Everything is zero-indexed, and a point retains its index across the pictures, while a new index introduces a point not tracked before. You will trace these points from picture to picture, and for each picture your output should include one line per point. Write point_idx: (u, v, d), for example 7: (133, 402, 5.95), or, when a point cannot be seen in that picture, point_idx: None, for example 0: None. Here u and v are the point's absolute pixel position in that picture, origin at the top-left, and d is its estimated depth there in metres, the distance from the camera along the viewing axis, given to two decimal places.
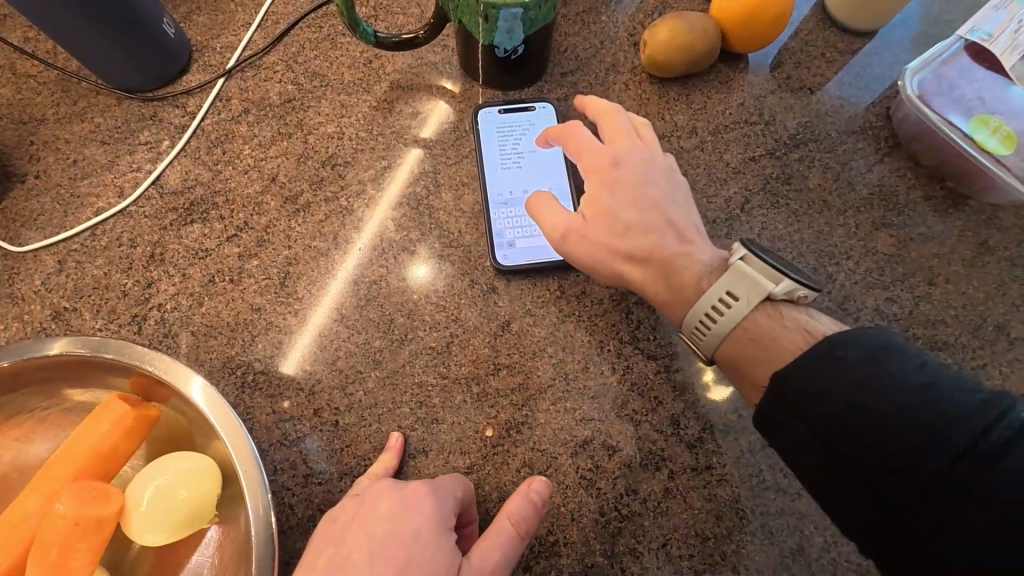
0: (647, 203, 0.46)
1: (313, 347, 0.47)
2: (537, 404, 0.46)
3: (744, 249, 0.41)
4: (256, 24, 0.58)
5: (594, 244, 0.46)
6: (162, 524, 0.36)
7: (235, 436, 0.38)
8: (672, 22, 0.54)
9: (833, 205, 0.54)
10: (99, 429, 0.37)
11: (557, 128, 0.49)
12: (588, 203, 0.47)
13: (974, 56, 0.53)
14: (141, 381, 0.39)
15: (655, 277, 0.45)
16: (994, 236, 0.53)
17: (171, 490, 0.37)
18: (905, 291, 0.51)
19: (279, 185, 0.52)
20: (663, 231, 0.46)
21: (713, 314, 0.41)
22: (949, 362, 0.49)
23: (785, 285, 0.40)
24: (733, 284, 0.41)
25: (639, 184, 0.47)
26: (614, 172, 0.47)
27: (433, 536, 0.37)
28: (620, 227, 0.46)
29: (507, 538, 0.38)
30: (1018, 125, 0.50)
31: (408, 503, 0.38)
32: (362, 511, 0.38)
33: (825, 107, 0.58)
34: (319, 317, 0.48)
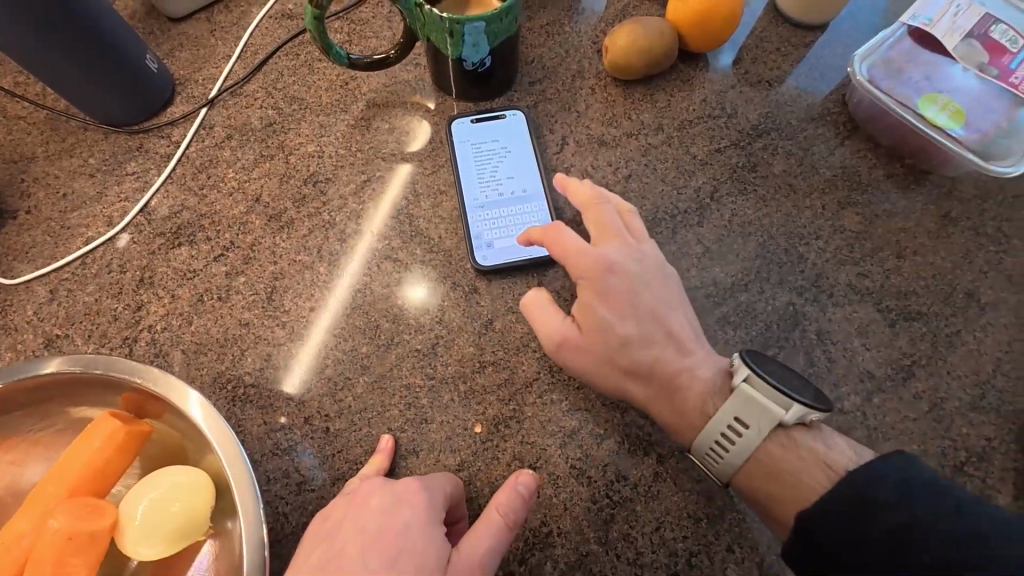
0: (644, 312, 0.45)
1: (312, 367, 0.47)
2: (524, 398, 0.46)
3: (747, 368, 0.41)
4: (236, 56, 0.61)
5: (590, 364, 0.45)
6: (156, 538, 0.37)
7: (228, 446, 0.38)
8: (630, 27, 0.57)
9: (799, 188, 0.56)
10: (93, 445, 0.37)
11: (541, 229, 0.47)
12: (581, 313, 0.45)
13: (916, 40, 0.56)
14: (135, 396, 0.40)
15: (656, 395, 0.44)
16: (956, 208, 0.55)
17: (166, 502, 0.37)
18: (875, 266, 0.53)
19: (264, 205, 0.54)
20: (663, 344, 0.44)
21: (725, 440, 0.41)
22: (923, 331, 0.50)
23: (795, 412, 0.39)
24: (742, 411, 0.40)
25: (634, 292, 0.45)
26: (607, 279, 0.45)
27: (425, 526, 0.37)
28: (618, 342, 0.44)
29: (500, 532, 0.38)
30: (964, 101, 0.53)
31: (399, 496, 0.39)
32: (353, 508, 0.39)
33: (783, 98, 0.61)
34: (319, 339, 0.48)
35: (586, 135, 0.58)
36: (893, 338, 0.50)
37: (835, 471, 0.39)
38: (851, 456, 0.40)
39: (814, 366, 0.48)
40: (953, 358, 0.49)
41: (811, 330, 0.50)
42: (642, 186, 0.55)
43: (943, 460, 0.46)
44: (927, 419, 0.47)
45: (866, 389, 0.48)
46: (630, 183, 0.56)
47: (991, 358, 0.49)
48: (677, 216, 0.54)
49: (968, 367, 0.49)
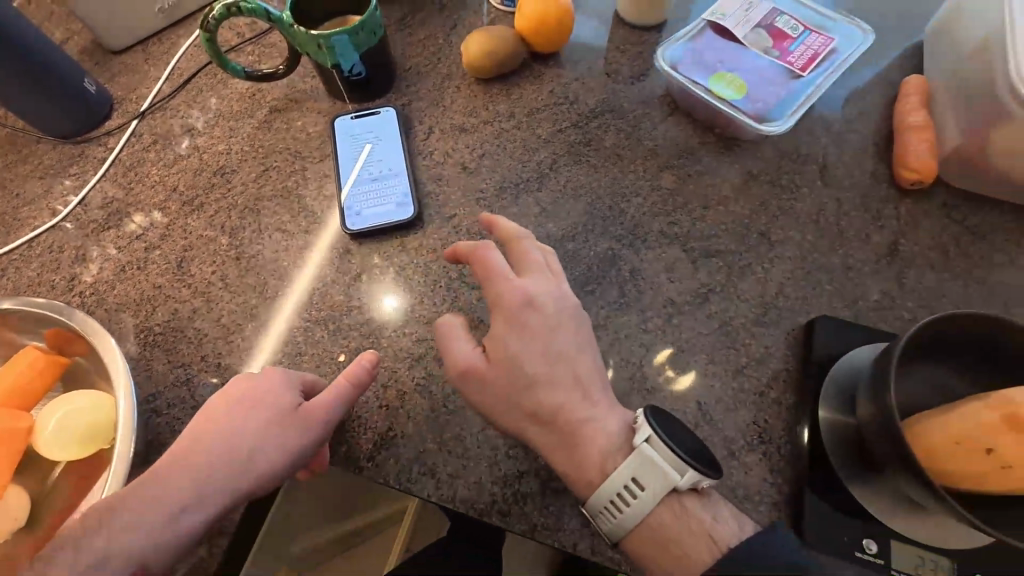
0: (555, 355, 0.50)
1: (270, 364, 0.55)
2: (382, 332, 0.57)
3: (649, 430, 0.45)
4: (164, 77, 0.73)
5: (498, 401, 0.49)
6: (62, 441, 0.47)
7: (124, 370, 0.49)
8: (481, 35, 0.69)
9: (626, 157, 0.67)
10: (17, 367, 0.48)
11: (471, 247, 0.54)
12: (494, 346, 0.50)
13: (714, 32, 0.68)
14: (57, 334, 0.51)
15: (556, 442, 0.48)
16: (756, 166, 0.66)
17: (73, 411, 0.48)
18: (684, 216, 0.63)
19: (179, 194, 0.65)
20: (570, 390, 0.49)
21: (619, 501, 0.45)
22: (720, 265, 0.60)
23: (688, 478, 0.44)
24: (640, 470, 0.45)
25: (547, 335, 0.50)
26: (524, 315, 0.50)
27: (280, 393, 0.48)
28: (524, 381, 0.49)
29: (346, 387, 0.49)
30: (746, 78, 0.64)
31: (265, 381, 0.49)
32: (230, 393, 0.49)
33: (620, 86, 0.73)
34: (278, 341, 0.56)
35: (449, 125, 0.69)
36: (694, 272, 0.60)
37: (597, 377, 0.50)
38: (734, 530, 0.44)
39: (625, 297, 0.58)
40: (743, 285, 0.59)
41: (625, 269, 0.60)
42: (493, 162, 0.67)
43: (727, 365, 0.55)
44: (717, 334, 0.56)
45: (667, 313, 0.57)
46: (484, 160, 0.67)
47: (775, 283, 0.59)
48: (520, 185, 0.65)
49: (755, 291, 0.58)
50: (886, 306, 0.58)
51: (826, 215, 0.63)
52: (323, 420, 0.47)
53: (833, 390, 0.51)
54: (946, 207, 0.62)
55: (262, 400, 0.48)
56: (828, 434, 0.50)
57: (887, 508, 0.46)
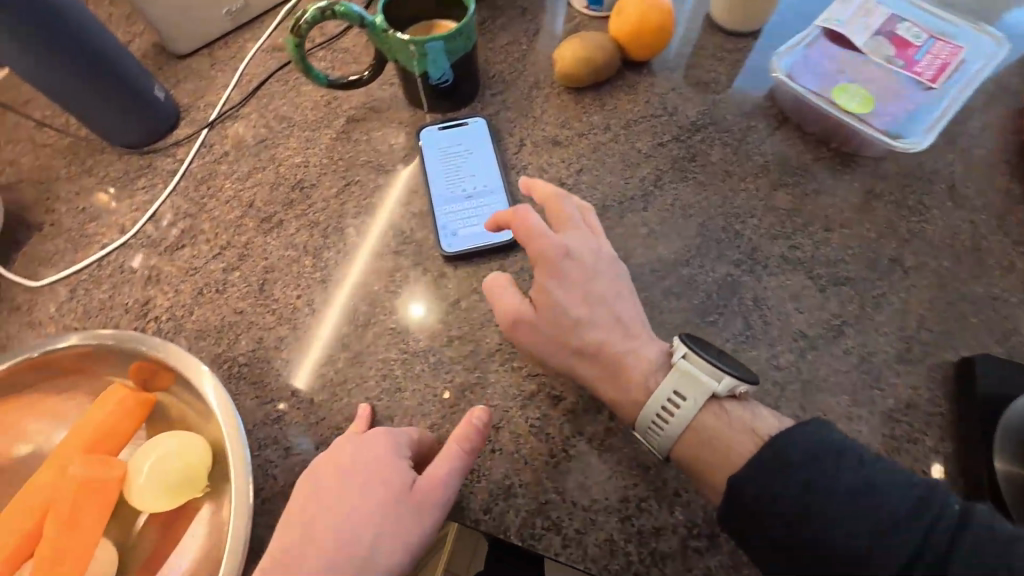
0: (595, 298, 0.50)
1: (320, 364, 0.52)
2: (487, 366, 0.52)
3: (685, 347, 0.47)
4: (233, 84, 0.69)
5: (545, 343, 0.49)
6: (160, 488, 0.42)
7: (226, 412, 0.44)
8: (576, 42, 0.65)
9: (736, 174, 0.62)
10: (107, 407, 0.44)
11: (509, 212, 0.52)
12: (539, 295, 0.50)
13: (831, 39, 0.63)
14: (143, 369, 0.46)
15: (603, 376, 0.48)
16: (879, 185, 0.61)
17: (169, 457, 0.43)
18: (807, 239, 0.58)
19: (256, 210, 0.61)
20: (611, 328, 0.49)
21: (666, 411, 0.45)
22: (851, 294, 0.55)
23: (726, 382, 0.45)
24: (681, 385, 0.46)
25: (587, 280, 0.50)
26: (563, 265, 0.50)
27: (391, 460, 0.43)
28: (570, 322, 0.49)
29: (461, 459, 0.43)
30: (873, 89, 0.59)
31: (368, 448, 0.44)
32: (332, 461, 0.44)
33: (720, 96, 0.68)
34: (327, 337, 0.53)
35: (541, 137, 0.64)
36: (823, 302, 0.54)
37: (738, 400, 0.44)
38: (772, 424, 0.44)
39: (751, 329, 0.53)
40: (879, 317, 0.54)
41: (747, 297, 0.55)
42: (593, 178, 0.62)
43: (872, 407, 0.50)
44: (856, 371, 0.51)
45: (800, 347, 0.52)
46: (582, 176, 0.62)
47: (915, 315, 0.54)
48: (624, 203, 0.60)
49: (894, 324, 0.53)
50: None
51: (962, 240, 0.57)
52: (441, 500, 0.42)
53: (1006, 439, 0.45)
54: None
55: (372, 471, 0.42)
56: (1009, 492, 0.44)
57: None
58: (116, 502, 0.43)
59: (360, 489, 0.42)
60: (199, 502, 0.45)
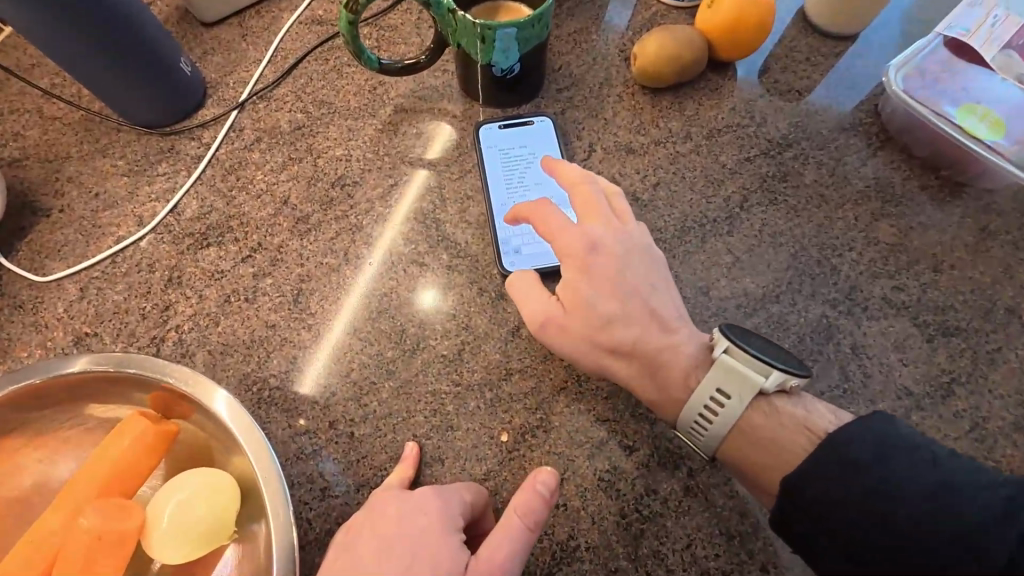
0: (627, 292, 0.44)
1: (331, 363, 0.47)
2: (551, 407, 0.46)
3: (726, 340, 0.40)
4: (267, 60, 0.61)
5: (573, 342, 0.44)
6: (182, 538, 0.36)
7: (259, 454, 0.38)
8: (661, 35, 0.57)
9: (831, 200, 0.55)
10: (122, 444, 0.38)
11: (527, 203, 0.46)
12: (565, 293, 0.44)
13: (953, 51, 0.55)
14: (163, 397, 0.40)
15: (640, 375, 0.43)
16: (994, 221, 0.54)
17: (191, 505, 0.37)
18: (912, 279, 0.51)
19: (291, 207, 0.54)
20: (645, 323, 0.43)
21: (708, 413, 0.40)
22: (962, 346, 0.49)
23: (774, 378, 0.39)
24: (723, 382, 0.40)
25: (618, 271, 0.44)
26: (591, 259, 0.44)
27: (440, 532, 0.37)
28: (600, 321, 0.43)
29: (523, 537, 0.37)
30: (1004, 112, 0.52)
31: (413, 506, 0.38)
32: (371, 516, 0.39)
33: (813, 108, 0.60)
34: (337, 335, 0.48)
35: (613, 143, 0.57)
36: (931, 354, 0.48)
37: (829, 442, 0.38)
38: (829, 419, 0.40)
39: (849, 381, 0.47)
40: (994, 376, 0.47)
41: (845, 344, 0.48)
42: (671, 194, 0.55)
43: None
44: (969, 438, 0.45)
45: (904, 406, 0.46)
46: (658, 191, 0.55)
47: None
48: (707, 226, 0.53)
49: (1011, 385, 0.47)
50: None
51: None
52: None
53: None
54: None
55: (418, 548, 0.36)
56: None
57: None
58: (132, 552, 0.37)
59: (404, 569, 0.36)
60: (223, 553, 0.39)
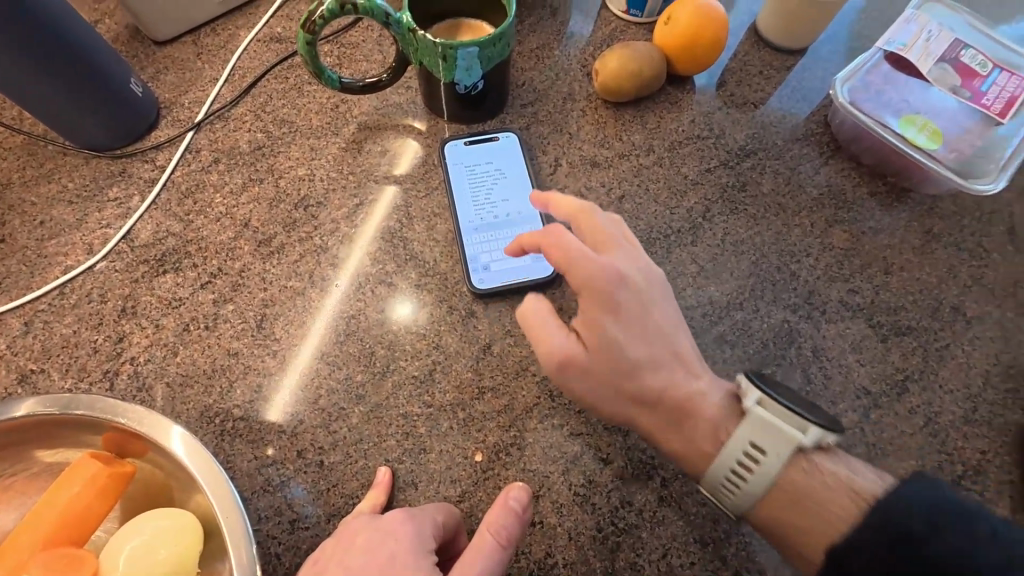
0: (654, 334, 0.43)
1: (295, 387, 0.46)
2: (524, 424, 0.46)
3: (758, 391, 0.39)
4: (224, 79, 0.60)
5: (597, 389, 0.42)
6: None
7: (218, 489, 0.36)
8: (620, 52, 0.58)
9: (788, 208, 0.57)
10: (70, 490, 0.36)
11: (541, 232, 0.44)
12: (589, 329, 0.42)
13: (893, 64, 0.58)
14: (116, 436, 0.39)
15: (664, 424, 0.42)
16: (937, 224, 0.57)
17: (148, 551, 0.35)
18: (865, 282, 0.54)
19: (253, 230, 0.52)
20: (673, 367, 0.43)
21: (743, 470, 0.38)
22: (914, 345, 0.51)
23: (813, 434, 0.38)
24: (756, 435, 0.38)
25: (645, 309, 0.43)
26: (618, 292, 0.42)
27: (409, 557, 0.36)
28: (626, 368, 0.42)
29: (495, 554, 0.36)
30: (941, 122, 0.55)
31: (385, 530, 0.38)
32: (340, 549, 0.37)
33: (768, 119, 0.63)
34: (301, 358, 0.47)
35: (578, 157, 0.58)
36: (886, 354, 0.50)
37: (862, 498, 0.37)
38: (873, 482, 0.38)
39: (810, 383, 0.49)
40: (944, 372, 0.50)
41: (806, 347, 0.50)
42: (636, 207, 0.56)
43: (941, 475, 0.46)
44: (924, 433, 0.47)
45: (862, 405, 0.48)
46: (624, 203, 0.56)
47: (980, 371, 0.50)
48: (672, 237, 0.54)
49: (960, 380, 0.50)
50: None
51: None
52: None
53: None
54: None
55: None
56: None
57: None
58: None
59: None
60: None
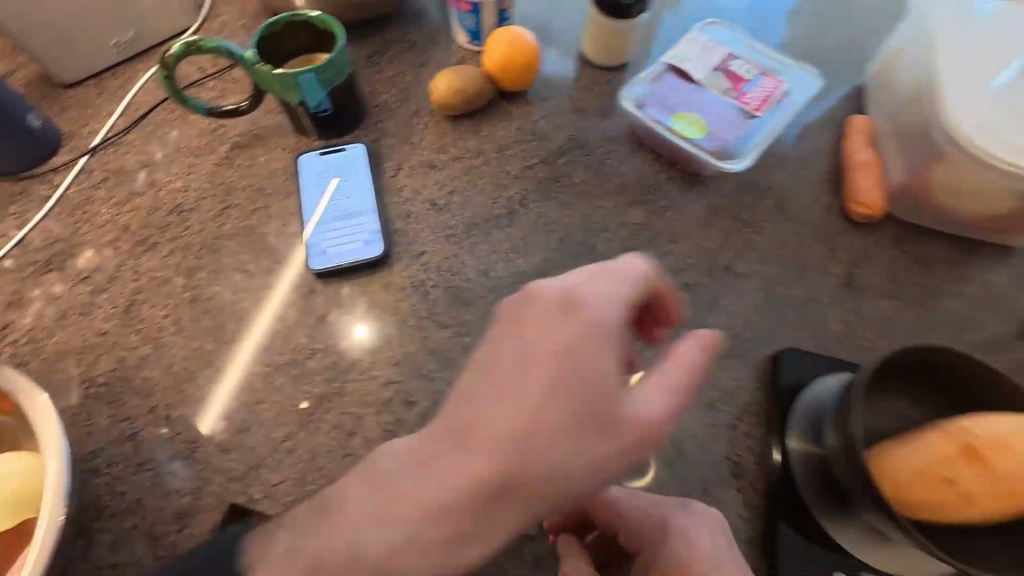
0: (596, 336, 0.39)
1: (154, 357, 0.55)
2: (347, 377, 0.55)
3: None
4: (119, 112, 0.71)
5: (510, 424, 0.36)
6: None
7: (48, 430, 0.45)
8: (448, 74, 0.70)
9: (594, 193, 0.68)
10: None
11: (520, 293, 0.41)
12: (542, 346, 0.38)
13: (673, 75, 0.70)
14: None
15: (577, 423, 0.37)
16: (718, 201, 0.68)
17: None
18: (652, 250, 0.64)
19: (131, 233, 0.62)
20: (606, 360, 0.39)
21: None
22: (688, 298, 0.61)
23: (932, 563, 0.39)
24: None
25: (599, 348, 0.38)
26: (569, 316, 0.39)
27: None
28: (558, 372, 0.37)
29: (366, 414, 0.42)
30: (706, 120, 0.67)
31: None
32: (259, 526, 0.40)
33: (586, 124, 0.74)
34: (162, 335, 0.56)
35: (418, 161, 0.69)
36: None
37: None
38: None
39: None
40: (711, 318, 0.60)
41: None
42: (464, 199, 0.66)
43: (699, 400, 0.55)
44: None
45: (639, 348, 0.58)
46: (453, 196, 0.66)
47: (741, 317, 0.60)
48: (491, 221, 0.65)
49: (723, 324, 0.59)
50: (845, 336, 0.60)
51: (787, 249, 0.65)
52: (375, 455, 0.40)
53: (799, 422, 0.52)
54: (895, 240, 0.66)
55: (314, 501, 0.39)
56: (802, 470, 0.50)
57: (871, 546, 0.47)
58: None
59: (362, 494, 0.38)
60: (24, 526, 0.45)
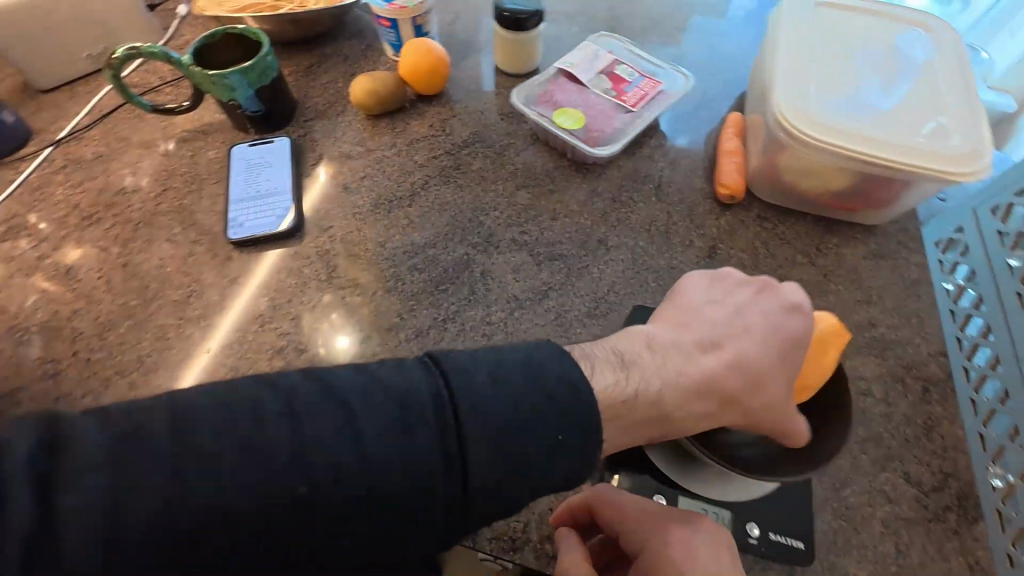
0: (693, 315, 0.52)
1: (85, 311, 0.63)
2: (249, 328, 0.62)
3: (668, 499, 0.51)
4: (85, 112, 0.82)
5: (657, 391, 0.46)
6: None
7: None
8: (365, 78, 0.80)
9: (490, 179, 0.77)
10: None
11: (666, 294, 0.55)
12: (662, 324, 0.51)
13: (562, 77, 0.80)
14: None
15: (721, 402, 0.47)
16: (602, 185, 0.76)
17: None
18: (535, 225, 0.72)
19: (80, 210, 0.72)
20: (723, 344, 0.49)
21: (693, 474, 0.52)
22: (562, 265, 0.68)
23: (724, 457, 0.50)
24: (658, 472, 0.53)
25: (697, 314, 0.52)
26: (682, 322, 0.51)
27: None
28: (680, 356, 0.48)
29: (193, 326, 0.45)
30: (584, 113, 0.75)
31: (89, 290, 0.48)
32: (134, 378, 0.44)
33: (492, 121, 0.84)
34: (94, 292, 0.65)
35: (337, 152, 0.78)
36: (538, 272, 0.67)
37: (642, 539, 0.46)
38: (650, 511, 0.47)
39: (474, 294, 0.65)
40: (581, 283, 0.67)
41: (477, 270, 0.67)
42: (372, 183, 0.75)
43: None
44: (552, 324, 0.63)
45: (510, 307, 0.64)
46: (363, 181, 0.75)
47: (608, 281, 0.67)
48: (394, 201, 0.73)
49: (590, 288, 0.66)
50: None
51: (657, 226, 0.72)
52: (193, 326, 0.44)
53: None
54: (758, 218, 0.73)
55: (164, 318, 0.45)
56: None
57: (687, 472, 0.53)
58: None
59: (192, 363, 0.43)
60: None
